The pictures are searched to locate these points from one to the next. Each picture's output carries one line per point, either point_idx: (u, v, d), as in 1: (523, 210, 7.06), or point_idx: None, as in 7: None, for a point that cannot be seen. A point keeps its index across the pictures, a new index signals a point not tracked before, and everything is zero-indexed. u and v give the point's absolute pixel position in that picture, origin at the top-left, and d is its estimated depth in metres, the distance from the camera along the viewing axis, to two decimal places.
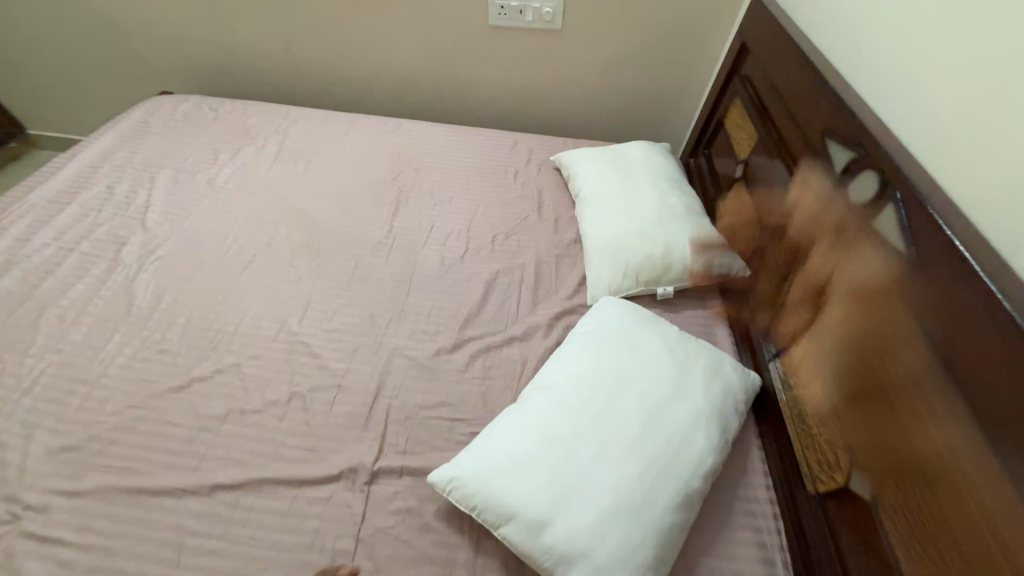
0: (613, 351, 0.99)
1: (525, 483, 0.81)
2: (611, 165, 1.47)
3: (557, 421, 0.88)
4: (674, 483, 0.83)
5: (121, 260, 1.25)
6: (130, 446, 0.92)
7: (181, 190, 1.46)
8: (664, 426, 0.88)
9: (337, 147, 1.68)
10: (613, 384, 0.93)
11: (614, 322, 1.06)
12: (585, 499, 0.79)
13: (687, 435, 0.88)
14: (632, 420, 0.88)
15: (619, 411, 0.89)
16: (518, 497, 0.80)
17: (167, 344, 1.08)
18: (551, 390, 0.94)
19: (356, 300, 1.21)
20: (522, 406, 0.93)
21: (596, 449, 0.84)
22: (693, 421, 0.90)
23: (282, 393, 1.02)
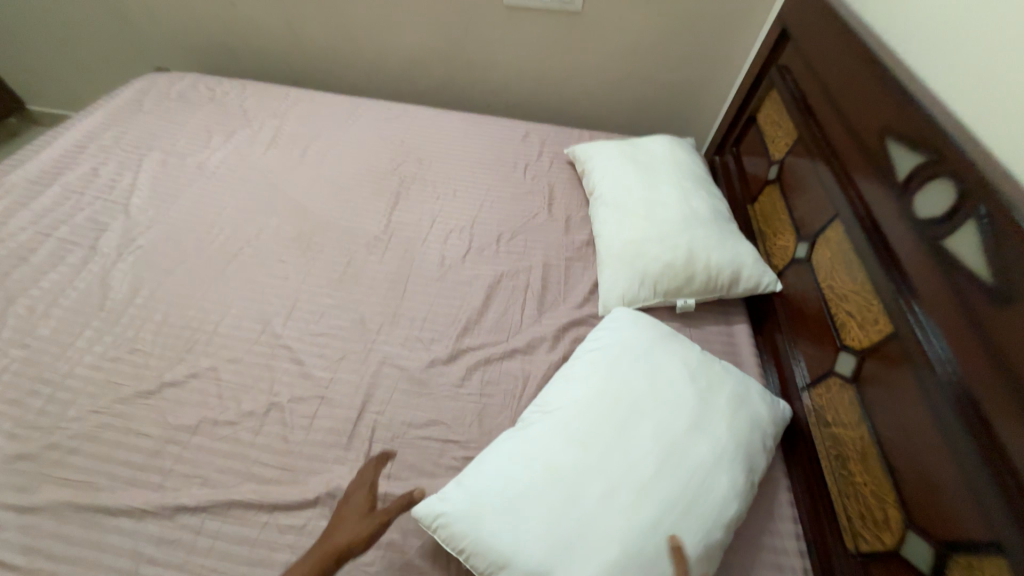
0: (627, 374, 0.88)
1: (523, 526, 0.72)
2: (631, 160, 1.34)
3: (561, 454, 0.77)
4: (692, 535, 0.73)
5: (99, 249, 1.16)
6: (91, 457, 0.84)
7: (169, 175, 1.37)
8: (682, 466, 0.78)
9: (337, 133, 1.57)
10: (626, 413, 0.82)
11: (628, 338, 0.95)
12: (589, 550, 0.70)
13: (708, 477, 0.78)
14: (646, 456, 0.78)
15: (632, 446, 0.79)
16: (514, 543, 0.71)
17: (140, 343, 1.00)
18: (554, 416, 0.83)
19: (348, 301, 1.11)
20: (521, 432, 0.83)
21: (605, 490, 0.74)
22: (715, 460, 0.80)
23: (259, 403, 0.93)
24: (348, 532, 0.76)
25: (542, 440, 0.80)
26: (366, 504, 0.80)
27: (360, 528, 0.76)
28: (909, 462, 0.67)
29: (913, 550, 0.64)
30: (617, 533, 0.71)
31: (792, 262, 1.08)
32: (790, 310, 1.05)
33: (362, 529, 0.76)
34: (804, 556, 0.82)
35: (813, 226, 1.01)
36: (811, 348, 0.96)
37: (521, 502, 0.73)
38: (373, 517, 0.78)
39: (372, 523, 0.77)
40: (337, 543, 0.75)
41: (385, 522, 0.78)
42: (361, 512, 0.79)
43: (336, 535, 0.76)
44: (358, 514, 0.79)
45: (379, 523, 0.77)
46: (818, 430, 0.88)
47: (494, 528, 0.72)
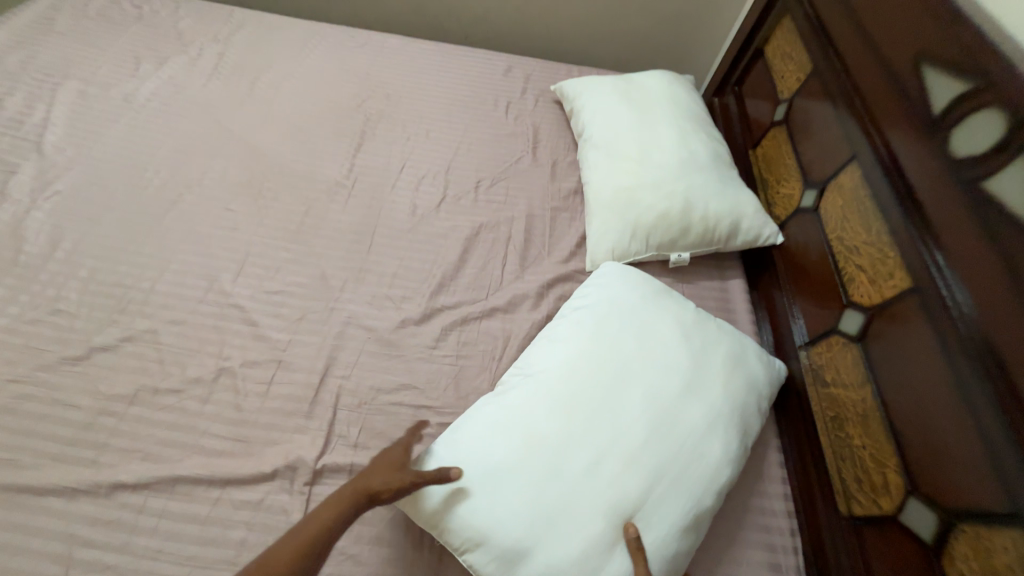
0: (616, 332, 0.80)
1: (503, 498, 0.66)
2: (624, 97, 1.20)
3: (545, 420, 0.71)
4: (684, 501, 0.69)
5: (8, 194, 1.00)
6: (12, 431, 0.74)
7: (91, 108, 1.17)
8: (673, 431, 0.72)
9: (291, 62, 1.36)
10: (615, 376, 0.75)
11: (619, 295, 0.86)
12: (573, 523, 0.65)
13: (701, 441, 0.73)
14: (636, 421, 0.72)
15: (622, 410, 0.72)
16: (494, 517, 0.65)
17: (64, 303, 0.87)
18: (536, 379, 0.76)
19: (307, 254, 0.99)
20: (499, 396, 0.75)
21: (593, 458, 0.68)
22: (709, 424, 0.74)
23: (207, 369, 0.83)
24: (376, 483, 0.65)
25: (524, 405, 0.72)
26: (400, 458, 0.69)
27: (388, 482, 0.65)
28: (918, 425, 0.64)
29: (916, 516, 0.62)
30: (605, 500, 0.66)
31: (796, 212, 0.99)
32: (791, 265, 0.97)
33: (390, 483, 0.65)
34: (792, 517, 0.79)
35: (823, 171, 0.92)
36: (812, 305, 0.89)
37: (501, 473, 0.67)
38: (404, 474, 0.66)
39: (402, 481, 0.65)
40: (363, 492, 0.64)
41: (415, 484, 0.65)
42: (392, 467, 0.67)
43: (362, 484, 0.65)
44: (390, 467, 0.67)
45: (408, 482, 0.65)
46: (813, 390, 0.83)
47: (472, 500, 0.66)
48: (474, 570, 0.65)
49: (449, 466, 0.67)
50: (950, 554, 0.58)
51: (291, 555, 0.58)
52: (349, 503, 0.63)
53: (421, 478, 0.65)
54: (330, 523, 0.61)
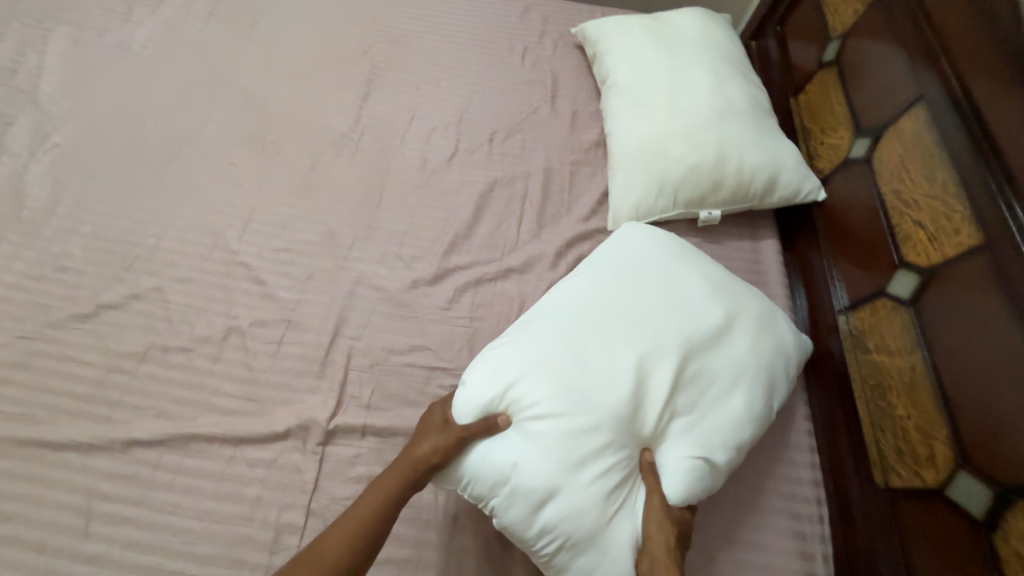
0: (645, 278, 0.76)
1: (530, 440, 0.63)
2: (654, 37, 1.09)
3: (574, 364, 0.67)
4: (713, 450, 0.67)
5: (6, 147, 0.96)
6: (26, 387, 0.74)
7: (84, 54, 1.11)
8: (705, 380, 0.70)
9: (291, 4, 1.27)
10: (647, 321, 0.71)
11: (647, 246, 0.80)
12: (603, 467, 0.63)
13: (727, 391, 0.70)
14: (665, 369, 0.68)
15: (651, 356, 0.69)
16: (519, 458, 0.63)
17: (69, 260, 0.85)
18: (562, 321, 0.71)
19: (314, 211, 0.94)
20: (522, 336, 0.70)
21: (621, 404, 0.65)
22: (735, 374, 0.71)
23: (216, 327, 0.81)
24: (425, 445, 0.64)
25: (552, 347, 0.68)
26: (444, 419, 0.67)
27: (435, 444, 0.64)
28: (977, 397, 0.61)
29: (965, 489, 0.61)
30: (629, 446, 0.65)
31: (843, 164, 0.90)
32: (833, 223, 0.90)
33: (437, 444, 0.64)
34: (819, 487, 0.77)
35: (880, 118, 0.83)
36: (855, 266, 0.83)
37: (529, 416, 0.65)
38: (449, 432, 0.64)
39: (448, 440, 0.64)
40: (415, 456, 0.64)
41: (461, 441, 0.64)
42: (438, 429, 0.66)
43: (412, 449, 0.65)
44: (436, 428, 0.66)
45: (455, 439, 0.64)
46: (851, 357, 0.79)
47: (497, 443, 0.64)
48: (496, 515, 0.63)
49: (495, 414, 0.66)
50: (1002, 528, 0.56)
51: (358, 524, 0.60)
52: (404, 470, 0.63)
53: (467, 432, 0.64)
54: (389, 490, 0.62)
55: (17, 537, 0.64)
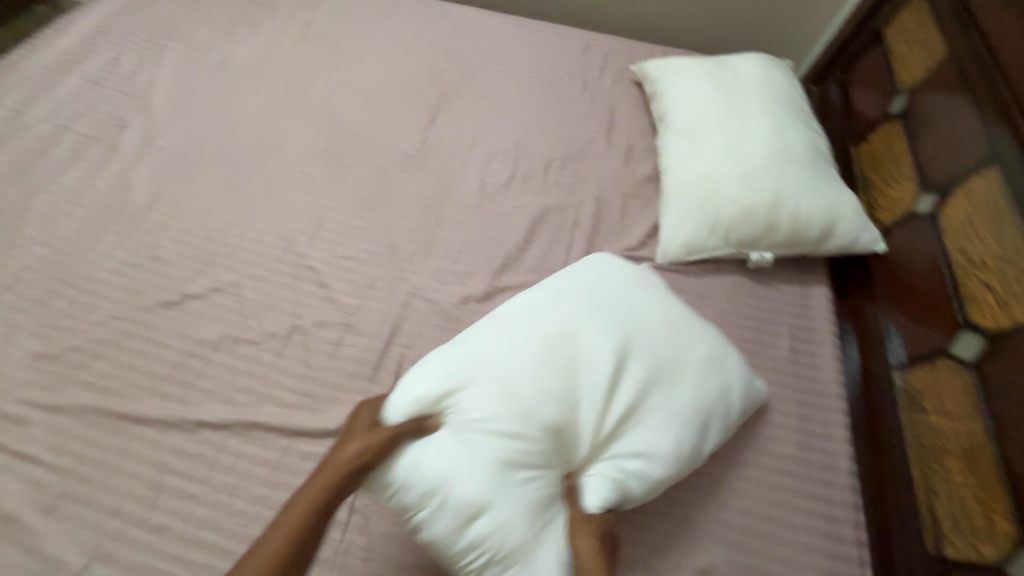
0: (586, 302, 0.77)
1: (466, 450, 0.64)
2: (714, 80, 1.11)
3: (518, 380, 0.68)
4: (644, 478, 0.68)
5: (120, 147, 1.09)
6: (114, 363, 0.81)
7: (190, 70, 1.25)
8: (645, 409, 0.71)
9: (371, 32, 1.38)
10: (594, 343, 0.72)
11: (610, 278, 0.82)
12: (532, 486, 0.63)
13: (664, 420, 0.70)
14: (608, 392, 0.70)
15: (592, 379, 0.70)
16: (453, 468, 0.62)
17: (162, 251, 0.94)
18: (506, 337, 0.72)
19: (378, 223, 1.01)
20: (477, 348, 0.71)
21: (558, 422, 0.67)
22: (675, 404, 0.72)
23: (282, 325, 0.87)
24: (354, 445, 0.62)
25: (497, 362, 0.69)
26: (372, 421, 0.68)
27: (368, 442, 0.62)
28: None
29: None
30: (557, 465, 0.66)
31: (906, 218, 0.89)
32: (892, 277, 0.88)
33: (368, 441, 0.62)
34: (863, 550, 0.73)
35: (948, 175, 0.81)
36: (916, 323, 0.81)
37: (468, 427, 0.65)
38: (381, 429, 0.64)
39: (381, 436, 0.63)
40: (347, 457, 0.61)
41: (395, 435, 0.64)
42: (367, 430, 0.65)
43: (341, 449, 0.63)
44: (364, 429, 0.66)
45: (390, 435, 0.63)
46: (906, 416, 0.77)
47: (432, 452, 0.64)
48: (424, 530, 0.61)
49: (427, 416, 0.68)
50: None
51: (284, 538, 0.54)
52: (337, 472, 0.60)
53: (402, 429, 0.65)
54: (319, 493, 0.58)
55: (94, 499, 0.70)
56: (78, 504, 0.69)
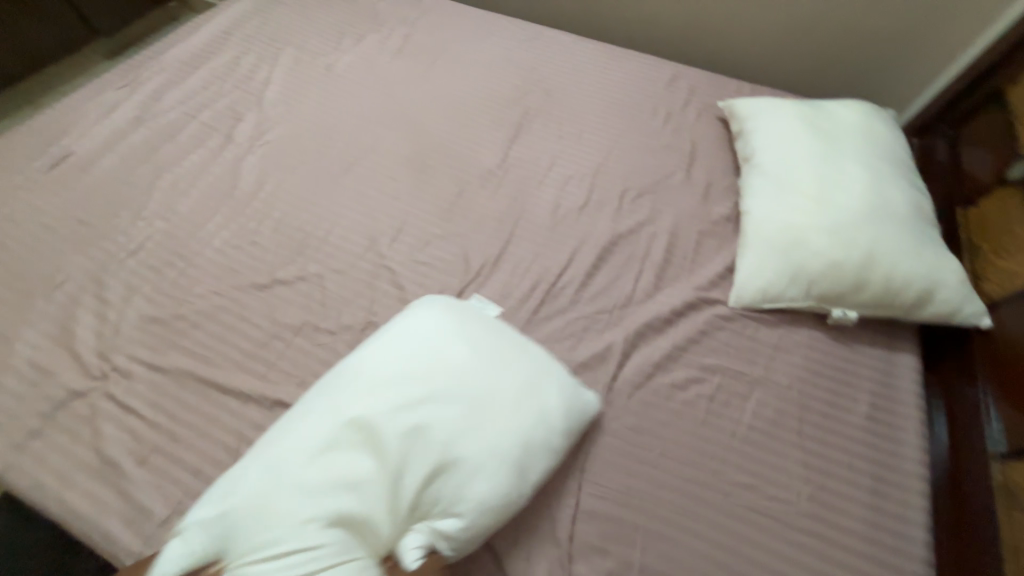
0: (420, 343, 0.77)
1: (277, 506, 0.63)
2: (808, 125, 1.08)
3: (350, 435, 0.68)
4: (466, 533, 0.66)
5: (233, 138, 1.20)
6: (210, 334, 0.89)
7: (300, 72, 1.36)
8: (461, 470, 0.68)
9: (464, 49, 1.45)
10: (399, 403, 0.71)
11: (418, 328, 0.79)
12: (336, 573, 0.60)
13: (485, 473, 0.68)
14: (438, 446, 0.69)
15: (427, 432, 0.69)
16: (262, 524, 0.62)
17: (259, 237, 1.03)
18: (348, 386, 0.72)
19: (453, 233, 1.05)
20: (283, 431, 0.69)
21: (385, 476, 0.66)
22: (500, 458, 0.69)
23: (357, 320, 0.93)
24: None
25: (307, 442, 0.67)
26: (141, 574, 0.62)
27: None
28: None
29: None
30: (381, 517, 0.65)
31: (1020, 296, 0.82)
32: (997, 358, 0.81)
33: None
34: None
35: None
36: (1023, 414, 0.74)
37: (286, 483, 0.64)
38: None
39: None
40: None
41: None
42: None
43: None
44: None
45: None
46: (1003, 515, 0.71)
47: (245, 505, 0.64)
48: None
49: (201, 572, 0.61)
50: None
51: None
52: None
53: None
54: None
55: (181, 457, 0.77)
56: (167, 459, 0.76)
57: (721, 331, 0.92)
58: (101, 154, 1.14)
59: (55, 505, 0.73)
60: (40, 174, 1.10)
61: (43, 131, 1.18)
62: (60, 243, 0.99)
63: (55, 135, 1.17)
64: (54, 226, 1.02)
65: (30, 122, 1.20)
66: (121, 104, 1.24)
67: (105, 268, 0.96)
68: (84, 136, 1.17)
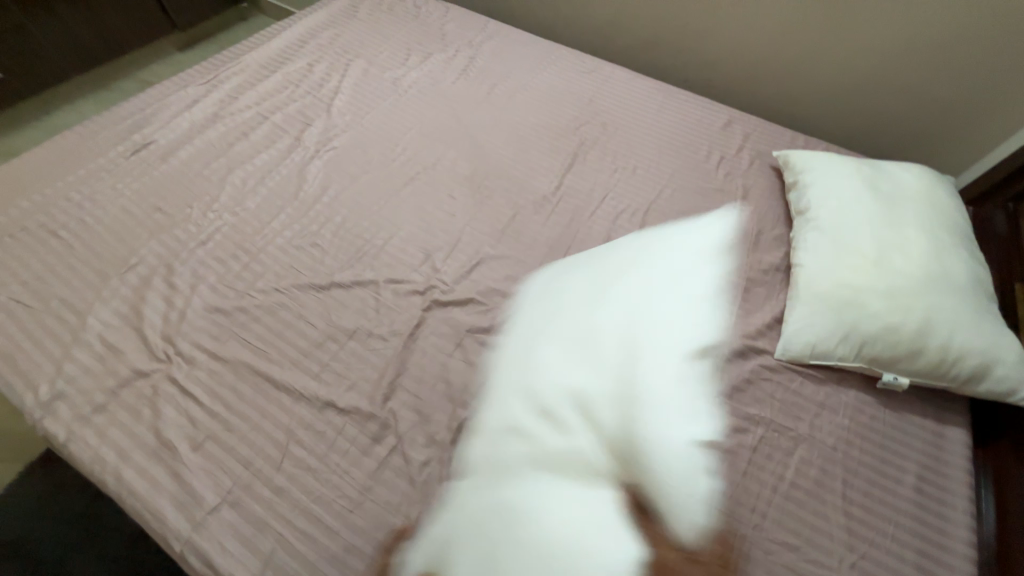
0: (547, 319, 0.94)
1: (486, 506, 0.73)
2: (868, 185, 1.08)
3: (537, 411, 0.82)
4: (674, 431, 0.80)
5: (302, 141, 1.25)
6: (268, 329, 0.92)
7: (369, 84, 1.42)
8: (651, 403, 0.81)
9: (525, 76, 1.50)
10: (558, 357, 0.87)
11: (543, 302, 0.98)
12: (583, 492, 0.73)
13: (649, 390, 0.83)
14: (595, 402, 0.81)
15: (601, 372, 0.85)
16: (492, 534, 0.70)
17: (320, 239, 1.07)
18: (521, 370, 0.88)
19: (506, 254, 1.08)
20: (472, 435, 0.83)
21: (581, 441, 0.77)
22: (671, 379, 0.85)
23: (407, 330, 0.95)
24: None
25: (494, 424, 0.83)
26: None
27: None
28: None
29: None
30: (577, 470, 0.75)
31: None
32: None
33: None
34: None
35: None
36: None
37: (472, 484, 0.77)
38: None
39: None
40: None
41: None
42: None
43: None
44: None
45: None
46: None
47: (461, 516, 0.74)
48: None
49: None
50: None
51: None
52: None
53: None
54: None
55: (233, 447, 0.79)
56: (220, 448, 0.79)
57: (766, 382, 0.92)
58: (179, 145, 1.21)
59: (112, 481, 0.76)
60: (122, 159, 1.16)
61: (128, 119, 1.25)
62: (136, 226, 1.05)
63: (139, 124, 1.24)
64: (132, 210, 1.07)
65: (116, 109, 1.28)
66: (201, 100, 1.31)
67: (175, 255, 1.01)
68: (165, 127, 1.23)
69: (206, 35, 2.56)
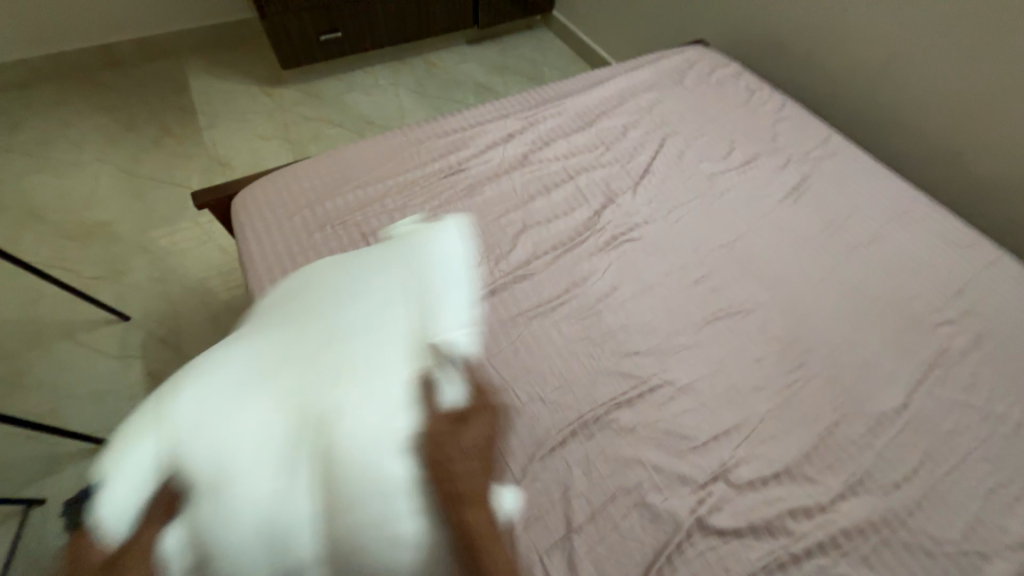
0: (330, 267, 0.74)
1: (234, 413, 0.51)
2: None
3: (337, 308, 0.64)
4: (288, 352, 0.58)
5: (600, 219, 1.12)
6: (524, 450, 0.80)
7: (680, 173, 1.25)
8: (372, 285, 0.70)
9: (874, 224, 1.18)
10: (374, 278, 0.71)
11: (391, 281, 0.71)
12: (253, 395, 0.53)
13: (266, 393, 0.53)
14: (373, 279, 0.71)
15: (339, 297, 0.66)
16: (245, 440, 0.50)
17: (598, 354, 0.92)
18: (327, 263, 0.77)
19: (813, 480, 0.82)
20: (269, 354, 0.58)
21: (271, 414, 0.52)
22: (281, 347, 0.59)
23: (671, 536, 0.75)
24: None
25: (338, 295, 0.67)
26: None
27: None
28: None
29: None
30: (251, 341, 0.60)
31: None
32: None
33: None
34: None
35: None
36: None
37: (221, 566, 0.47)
38: None
39: None
40: None
41: None
42: None
43: None
44: None
45: None
46: None
47: (252, 490, 0.47)
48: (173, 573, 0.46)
49: None
50: None
51: None
52: None
53: None
54: None
55: None
56: None
57: None
58: (486, 181, 1.17)
59: None
60: (434, 179, 1.15)
61: (448, 136, 1.25)
62: None
63: (456, 145, 1.23)
64: None
65: (442, 121, 1.29)
66: (515, 136, 1.26)
67: None
68: (478, 157, 1.21)
69: (495, 36, 2.67)
